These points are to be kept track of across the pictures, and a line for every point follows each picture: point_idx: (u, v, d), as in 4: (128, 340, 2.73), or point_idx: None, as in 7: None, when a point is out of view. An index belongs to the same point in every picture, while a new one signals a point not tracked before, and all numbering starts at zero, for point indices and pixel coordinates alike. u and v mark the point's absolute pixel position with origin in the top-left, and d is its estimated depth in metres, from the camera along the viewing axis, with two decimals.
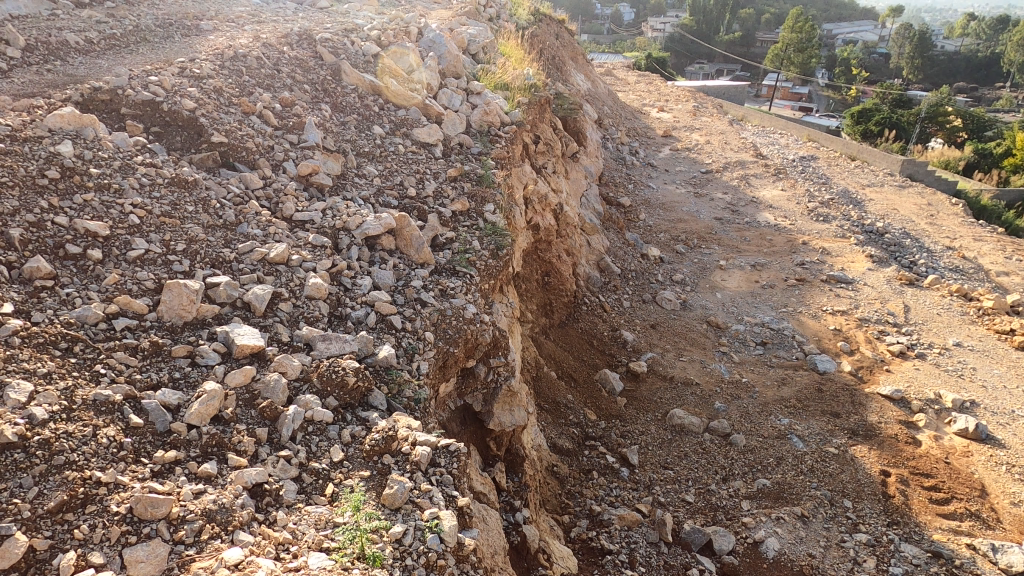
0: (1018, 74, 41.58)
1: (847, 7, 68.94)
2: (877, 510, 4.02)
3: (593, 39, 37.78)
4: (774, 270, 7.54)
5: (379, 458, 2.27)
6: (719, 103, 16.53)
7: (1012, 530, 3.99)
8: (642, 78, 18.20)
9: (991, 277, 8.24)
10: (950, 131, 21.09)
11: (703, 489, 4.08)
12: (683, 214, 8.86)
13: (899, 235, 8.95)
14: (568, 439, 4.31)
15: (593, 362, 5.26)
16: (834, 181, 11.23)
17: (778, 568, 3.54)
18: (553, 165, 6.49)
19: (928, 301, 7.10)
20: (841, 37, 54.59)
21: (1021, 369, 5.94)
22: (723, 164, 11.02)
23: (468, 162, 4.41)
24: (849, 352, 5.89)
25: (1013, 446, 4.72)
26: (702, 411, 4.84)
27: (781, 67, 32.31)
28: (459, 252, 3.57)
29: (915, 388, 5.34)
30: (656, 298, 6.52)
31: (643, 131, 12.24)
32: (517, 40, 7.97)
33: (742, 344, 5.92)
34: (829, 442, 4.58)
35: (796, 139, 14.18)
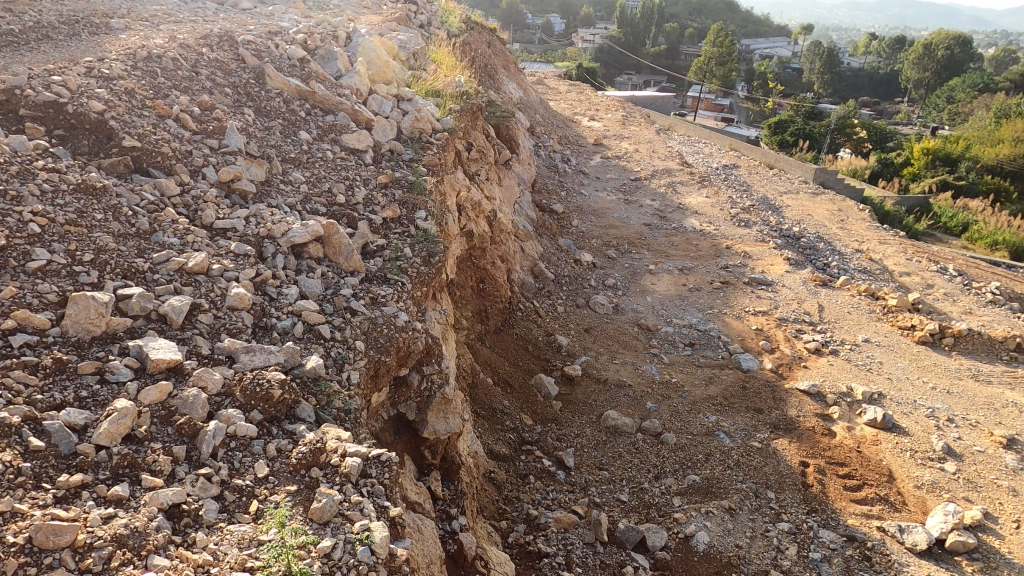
0: (915, 90, 45.02)
1: (763, 24, 72.87)
2: (798, 500, 4.24)
3: (524, 48, 38.30)
4: (700, 273, 7.86)
5: (307, 471, 2.21)
6: (646, 113, 17.07)
7: (917, 511, 4.29)
8: (573, 88, 18.58)
9: (895, 277, 8.87)
10: (857, 142, 22.65)
11: (636, 488, 4.18)
12: (614, 220, 9.10)
13: (813, 239, 9.51)
14: (505, 444, 4.33)
15: (529, 367, 5.31)
16: (754, 189, 11.82)
17: (708, 560, 3.67)
18: (485, 172, 6.53)
19: (840, 300, 7.57)
20: (757, 52, 57.64)
21: (921, 362, 6.42)
22: (651, 171, 11.40)
23: (399, 168, 4.38)
24: (770, 350, 6.21)
25: (916, 433, 5.09)
26: (635, 411, 4.97)
27: (703, 79, 33.76)
28: (390, 259, 3.53)
29: (830, 382, 5.68)
30: (589, 302, 6.66)
31: (575, 139, 12.50)
32: (448, 47, 7.97)
33: (671, 346, 6.13)
34: (753, 437, 4.80)
35: (718, 148, 14.83)
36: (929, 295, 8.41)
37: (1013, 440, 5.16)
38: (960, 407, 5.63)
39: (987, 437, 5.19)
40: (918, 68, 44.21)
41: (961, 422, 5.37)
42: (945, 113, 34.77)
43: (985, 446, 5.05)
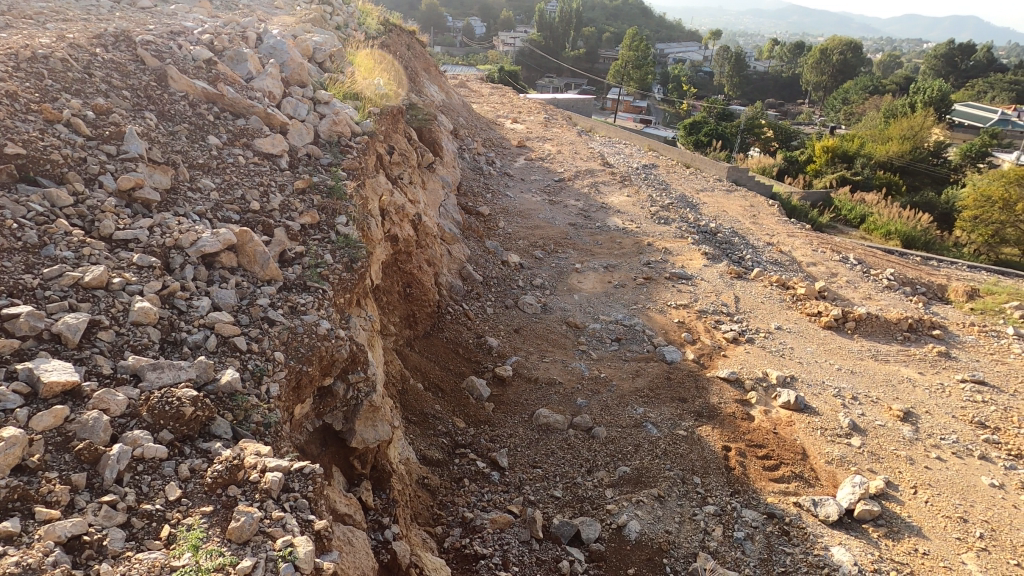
0: (815, 92, 48.13)
1: (675, 28, 75.86)
2: (722, 482, 4.44)
3: (445, 51, 38.13)
4: (624, 270, 8.08)
5: (224, 490, 2.11)
6: (568, 115, 17.40)
7: (828, 485, 4.58)
8: (495, 90, 18.69)
9: (803, 268, 9.44)
10: (765, 141, 24.01)
11: (569, 483, 4.25)
12: (540, 221, 9.22)
13: (728, 235, 9.99)
14: (438, 449, 4.29)
15: (460, 370, 5.28)
16: (673, 187, 12.29)
17: (640, 548, 3.77)
18: (409, 175, 6.46)
19: (754, 291, 8.00)
20: (671, 57, 59.98)
21: (828, 345, 6.87)
22: (574, 172, 11.62)
23: (317, 173, 4.28)
24: (691, 341, 6.48)
25: (826, 412, 5.44)
26: (566, 408, 5.05)
27: (622, 83, 34.81)
28: (310, 266, 3.43)
29: (747, 369, 5.98)
30: (517, 303, 6.71)
31: (499, 141, 12.58)
32: (366, 50, 7.83)
33: (599, 341, 6.27)
34: (678, 425, 4.99)
35: (638, 149, 15.32)
36: (834, 283, 9.00)
37: (908, 413, 5.61)
38: (863, 385, 6.07)
39: (887, 411, 5.61)
40: (816, 72, 47.34)
41: (864, 399, 5.79)
42: (841, 114, 37.39)
43: (886, 420, 5.45)
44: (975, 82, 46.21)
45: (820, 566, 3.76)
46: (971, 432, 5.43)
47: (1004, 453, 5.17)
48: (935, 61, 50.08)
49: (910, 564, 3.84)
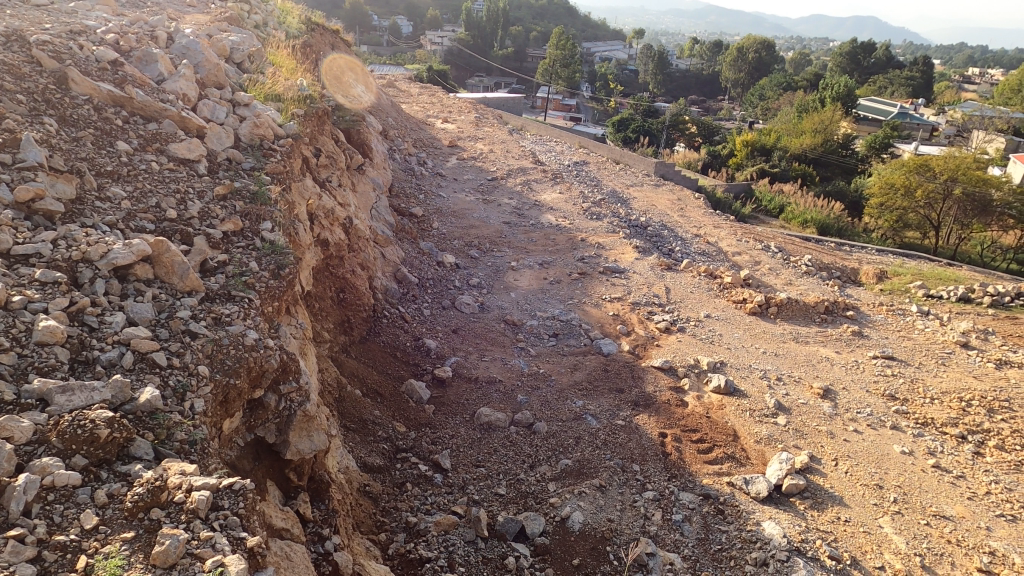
0: (734, 88, 50.27)
1: (600, 27, 77.50)
2: (660, 468, 4.58)
3: (372, 50, 37.47)
4: (559, 266, 8.20)
5: (146, 514, 2.01)
6: (498, 114, 17.47)
7: (758, 462, 4.80)
8: (425, 90, 18.52)
9: (729, 257, 9.86)
10: (689, 137, 24.89)
11: (513, 480, 4.28)
12: (474, 221, 9.22)
13: (658, 228, 10.31)
14: (379, 455, 4.22)
15: (398, 374, 5.22)
16: (603, 183, 12.56)
17: (583, 538, 3.83)
18: (337, 177, 6.32)
19: (684, 281, 8.29)
20: (597, 56, 61.20)
21: (754, 330, 7.21)
22: (506, 171, 11.68)
23: (239, 178, 4.12)
24: (626, 333, 6.66)
25: (754, 394, 5.71)
26: (506, 405, 5.08)
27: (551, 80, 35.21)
28: (234, 275, 3.31)
29: (680, 357, 6.20)
30: (455, 303, 6.69)
31: (430, 141, 12.49)
32: (287, 49, 7.59)
33: (537, 338, 6.34)
34: (617, 415, 5.11)
35: (568, 146, 15.57)
36: (757, 271, 9.44)
37: (827, 390, 5.96)
38: (786, 366, 6.40)
39: (808, 389, 5.94)
40: (734, 69, 49.46)
41: (787, 379, 6.11)
42: (759, 109, 39.24)
43: (807, 398, 5.77)
44: (877, 79, 49.53)
45: (753, 540, 3.92)
46: (883, 404, 5.82)
47: (912, 421, 5.58)
48: (840, 58, 53.36)
49: (833, 531, 4.08)
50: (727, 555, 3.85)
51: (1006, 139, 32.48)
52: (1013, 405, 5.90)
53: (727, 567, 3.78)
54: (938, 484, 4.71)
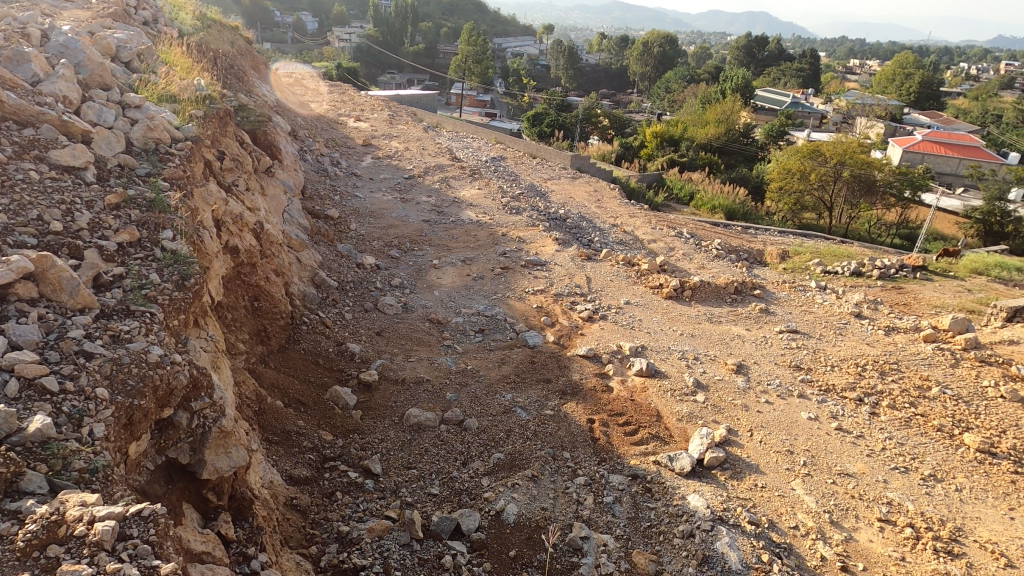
0: (643, 82, 52.01)
1: (510, 24, 77.99)
2: (590, 454, 4.69)
3: (276, 48, 35.93)
4: (481, 262, 8.21)
5: (42, 552, 1.87)
6: (412, 111, 17.25)
7: (681, 439, 5.01)
8: (334, 89, 17.99)
9: (645, 245, 10.22)
10: (602, 129, 25.55)
11: (446, 478, 4.25)
12: (393, 220, 9.08)
13: (577, 219, 10.53)
14: (305, 466, 4.08)
15: (322, 381, 5.06)
16: (521, 177, 12.68)
17: (519, 529, 3.85)
18: (244, 181, 6.04)
19: (603, 270, 8.52)
20: (509, 52, 61.51)
21: (671, 313, 7.51)
22: (423, 168, 11.56)
23: (133, 185, 3.86)
24: (550, 324, 6.77)
25: (674, 374, 5.96)
26: (436, 404, 5.05)
27: (464, 76, 35.06)
28: (133, 289, 3.10)
29: (603, 344, 6.38)
30: (377, 305, 6.56)
31: (343, 140, 12.16)
32: (181, 47, 7.16)
33: (463, 334, 6.33)
34: (546, 405, 5.20)
35: (485, 142, 15.60)
36: (672, 257, 9.83)
37: (741, 366, 6.31)
38: (702, 346, 6.72)
39: (723, 366, 6.26)
40: (641, 63, 51.22)
41: (704, 358, 6.42)
42: (666, 101, 40.81)
43: (723, 375, 6.08)
44: (771, 71, 52.73)
45: (679, 514, 4.09)
46: (790, 375, 6.23)
47: (816, 389, 6.00)
48: (737, 51, 56.40)
49: (751, 498, 4.33)
50: (656, 531, 3.99)
51: (884, 124, 35.48)
52: (901, 367, 6.47)
53: (657, 542, 3.91)
54: (842, 445, 5.09)
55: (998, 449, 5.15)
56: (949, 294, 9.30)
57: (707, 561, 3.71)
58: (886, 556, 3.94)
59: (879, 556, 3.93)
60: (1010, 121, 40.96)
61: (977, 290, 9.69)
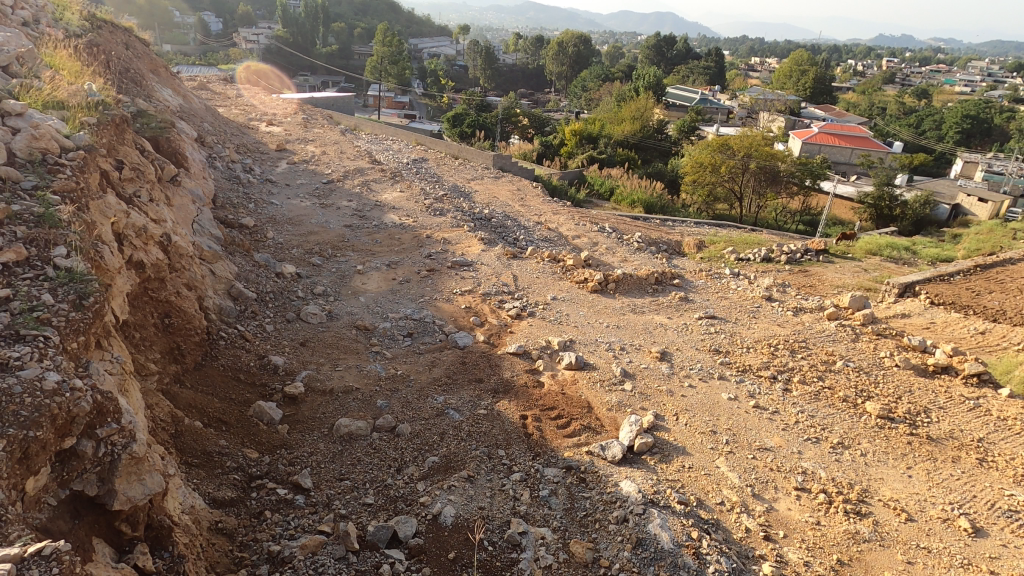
0: (560, 81, 52.95)
1: (426, 24, 77.50)
2: (524, 450, 4.73)
3: (177, 50, 34.08)
4: (407, 265, 8.11)
5: None
6: (329, 115, 16.83)
7: (612, 428, 5.15)
8: (244, 93, 17.29)
9: (569, 241, 10.41)
10: (523, 129, 25.83)
11: (380, 487, 4.17)
12: (313, 226, 8.82)
13: (501, 219, 10.60)
14: (230, 487, 3.89)
15: (244, 397, 4.85)
16: (444, 179, 12.61)
17: (457, 531, 3.82)
18: (148, 191, 5.70)
19: (529, 268, 8.62)
20: (426, 53, 61.09)
21: (596, 306, 7.70)
22: (342, 173, 11.30)
23: (18, 199, 3.56)
24: (479, 324, 6.78)
25: (602, 366, 6.12)
26: (367, 412, 4.95)
27: (380, 78, 34.52)
28: (23, 312, 2.87)
29: (532, 341, 6.46)
30: (300, 315, 6.35)
31: (255, 146, 11.70)
32: (68, 50, 6.67)
33: (391, 339, 6.23)
34: (478, 405, 5.21)
35: (406, 144, 15.43)
36: (596, 251, 10.06)
37: (665, 353, 6.55)
38: (627, 336, 6.93)
39: (648, 355, 6.48)
40: (557, 63, 52.09)
41: (629, 348, 6.62)
42: (583, 99, 41.68)
43: (648, 362, 6.30)
44: (679, 69, 54.99)
45: (613, 500, 4.18)
46: (710, 358, 6.52)
47: (734, 370, 6.31)
48: (647, 51, 58.44)
49: (680, 479, 4.50)
50: (592, 519, 4.06)
51: (785, 118, 37.81)
52: (809, 344, 6.92)
53: (593, 530, 3.98)
54: (759, 422, 5.39)
55: (896, 414, 5.60)
56: (849, 274, 10.03)
57: (641, 544, 3.81)
58: (803, 522, 4.20)
59: (797, 523, 4.18)
60: (893, 113, 44.64)
61: (872, 270, 10.51)
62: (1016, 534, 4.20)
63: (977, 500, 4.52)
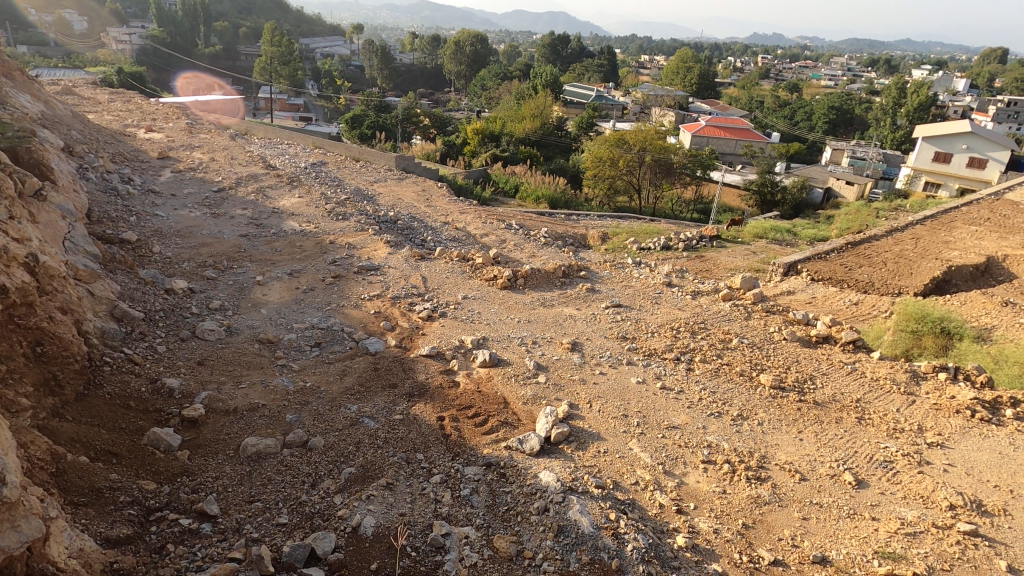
0: (459, 80, 52.92)
1: (317, 24, 75.04)
2: (443, 451, 4.70)
3: (35, 53, 30.98)
4: (310, 273, 7.82)
5: None
6: (215, 119, 15.91)
7: (528, 421, 5.22)
8: (117, 97, 16.00)
9: (478, 240, 10.44)
10: (424, 129, 25.63)
11: (294, 504, 4.00)
12: (204, 238, 8.32)
13: (407, 220, 10.45)
14: (126, 523, 3.59)
15: (137, 424, 4.49)
16: (345, 182, 12.27)
17: (378, 540, 3.73)
18: (7, 208, 5.15)
19: (438, 269, 8.56)
20: (319, 53, 59.18)
21: (507, 303, 7.78)
22: (234, 179, 10.72)
23: None
24: (390, 328, 6.66)
25: (516, 361, 6.19)
26: (275, 429, 4.73)
27: (271, 79, 33.06)
28: None
29: (445, 341, 6.43)
30: (195, 332, 5.96)
31: (134, 154, 10.87)
32: None
33: (298, 351, 5.99)
34: (394, 411, 5.12)
35: (303, 147, 14.88)
36: (504, 249, 10.15)
37: (575, 343, 6.72)
38: (539, 330, 7.05)
39: (559, 346, 6.62)
40: (455, 62, 52.02)
41: (541, 341, 6.73)
42: (483, 98, 41.90)
43: (560, 354, 6.44)
44: (575, 67, 56.54)
45: (533, 492, 4.24)
46: (618, 345, 6.76)
47: (641, 355, 6.58)
48: (543, 50, 59.66)
49: (596, 464, 4.65)
50: (514, 513, 4.10)
51: (674, 113, 39.85)
52: (707, 325, 7.34)
53: (515, 523, 4.02)
54: (666, 401, 5.66)
55: (786, 383, 6.06)
56: (740, 257, 10.72)
57: (563, 531, 3.88)
58: (711, 493, 4.45)
59: (705, 494, 4.43)
60: (770, 106, 48.18)
61: (759, 252, 11.30)
62: (892, 481, 4.67)
63: (858, 455, 4.98)
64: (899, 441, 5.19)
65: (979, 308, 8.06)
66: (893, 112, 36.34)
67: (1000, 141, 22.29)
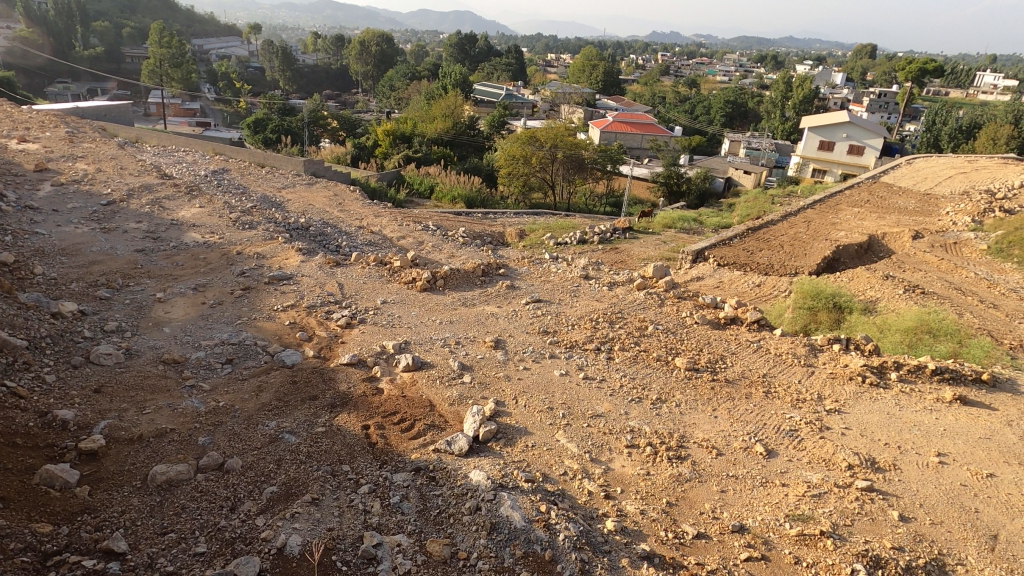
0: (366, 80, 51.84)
1: (210, 24, 71.39)
2: (370, 460, 4.60)
3: None
4: (217, 286, 7.43)
5: None
6: (100, 126, 14.75)
7: (456, 421, 5.20)
8: None
9: (395, 242, 10.28)
10: (333, 131, 24.92)
11: (213, 531, 3.79)
12: (94, 255, 7.71)
13: (320, 226, 10.13)
14: (18, 572, 3.26)
15: (27, 462, 4.10)
16: (250, 189, 11.73)
17: (306, 558, 3.60)
18: None
19: (355, 274, 8.36)
20: (214, 54, 56.22)
21: (428, 304, 7.71)
22: (125, 191, 10.00)
23: None
24: (307, 339, 6.43)
25: (439, 363, 6.14)
26: (187, 454, 4.46)
27: (161, 82, 31.06)
28: None
29: (366, 348, 6.29)
30: (90, 357, 5.51)
31: (6, 167, 9.90)
32: None
33: (208, 369, 5.67)
34: (315, 424, 4.95)
35: (201, 154, 14.07)
36: (422, 250, 10.03)
37: (498, 341, 6.75)
38: (461, 330, 7.03)
39: (483, 345, 6.63)
40: (361, 63, 50.83)
41: (464, 341, 6.72)
42: (392, 100, 41.23)
43: (484, 352, 6.45)
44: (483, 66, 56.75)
45: (464, 492, 4.23)
46: (540, 340, 6.86)
47: (563, 348, 6.70)
48: (450, 49, 59.47)
49: (526, 458, 4.70)
50: (446, 515, 4.07)
51: (583, 111, 40.86)
52: (624, 314, 7.59)
53: (447, 526, 3.99)
54: (590, 391, 5.80)
55: (699, 364, 6.37)
56: (651, 247, 11.15)
57: (496, 528, 3.90)
58: (635, 475, 4.61)
59: (631, 477, 4.59)
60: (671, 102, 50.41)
61: (669, 241, 11.80)
62: (798, 448, 5.02)
63: (767, 427, 5.31)
64: (802, 411, 5.58)
65: (865, 283, 8.80)
66: (781, 104, 38.98)
67: (873, 129, 24.40)
